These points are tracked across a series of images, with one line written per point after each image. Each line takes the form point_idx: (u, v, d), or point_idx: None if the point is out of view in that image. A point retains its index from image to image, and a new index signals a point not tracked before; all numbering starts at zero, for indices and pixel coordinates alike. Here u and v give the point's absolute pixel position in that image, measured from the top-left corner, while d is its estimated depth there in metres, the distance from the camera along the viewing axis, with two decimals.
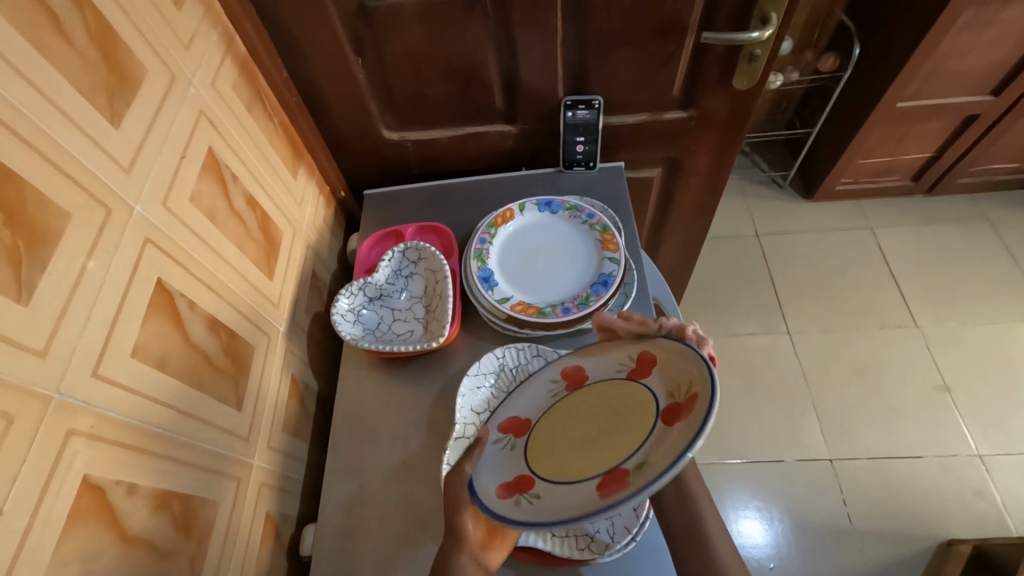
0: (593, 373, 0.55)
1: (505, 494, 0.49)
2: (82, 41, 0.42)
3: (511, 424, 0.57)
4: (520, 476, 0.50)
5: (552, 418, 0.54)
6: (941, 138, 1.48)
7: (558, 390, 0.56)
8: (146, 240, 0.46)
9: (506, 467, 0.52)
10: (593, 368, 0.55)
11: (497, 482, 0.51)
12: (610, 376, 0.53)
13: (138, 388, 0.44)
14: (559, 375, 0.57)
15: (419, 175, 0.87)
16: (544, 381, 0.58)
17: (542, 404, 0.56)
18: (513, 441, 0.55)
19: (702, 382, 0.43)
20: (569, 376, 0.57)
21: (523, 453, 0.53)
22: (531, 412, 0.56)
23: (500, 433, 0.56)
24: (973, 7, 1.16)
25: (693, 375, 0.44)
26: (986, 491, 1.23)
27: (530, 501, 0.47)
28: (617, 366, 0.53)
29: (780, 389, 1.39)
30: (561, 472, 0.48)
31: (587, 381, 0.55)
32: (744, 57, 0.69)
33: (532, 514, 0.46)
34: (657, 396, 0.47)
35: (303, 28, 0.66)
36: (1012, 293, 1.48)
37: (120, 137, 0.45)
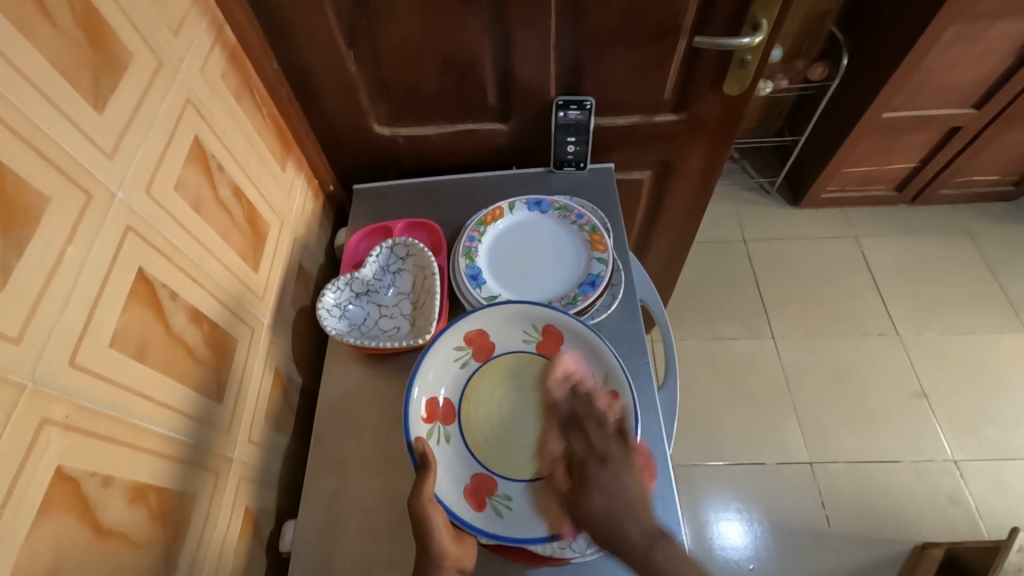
0: (502, 342, 0.64)
1: (477, 501, 0.57)
2: (66, 22, 0.41)
3: (434, 409, 0.61)
4: (478, 478, 0.58)
5: (478, 396, 0.62)
6: (924, 150, 1.51)
7: (466, 359, 0.63)
8: (127, 227, 0.45)
9: (461, 467, 0.59)
10: (498, 337, 0.64)
11: (461, 489, 0.57)
12: (519, 347, 0.63)
13: (117, 377, 0.43)
14: (463, 343, 0.63)
15: (410, 171, 0.87)
16: (447, 350, 0.63)
17: (456, 380, 0.63)
18: (445, 430, 0.60)
19: (616, 380, 0.59)
20: (473, 343, 0.64)
21: (463, 445, 0.60)
22: (448, 392, 0.62)
23: (427, 424, 0.60)
24: (959, 23, 1.18)
25: (605, 370, 0.59)
26: (960, 497, 1.25)
27: (507, 505, 0.57)
28: (523, 337, 0.63)
29: (763, 392, 1.41)
30: (515, 467, 0.59)
31: (493, 352, 0.64)
32: (735, 63, 0.70)
33: (516, 518, 0.56)
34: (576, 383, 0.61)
35: (296, 20, 0.65)
36: (989, 304, 1.51)
37: (103, 121, 0.44)
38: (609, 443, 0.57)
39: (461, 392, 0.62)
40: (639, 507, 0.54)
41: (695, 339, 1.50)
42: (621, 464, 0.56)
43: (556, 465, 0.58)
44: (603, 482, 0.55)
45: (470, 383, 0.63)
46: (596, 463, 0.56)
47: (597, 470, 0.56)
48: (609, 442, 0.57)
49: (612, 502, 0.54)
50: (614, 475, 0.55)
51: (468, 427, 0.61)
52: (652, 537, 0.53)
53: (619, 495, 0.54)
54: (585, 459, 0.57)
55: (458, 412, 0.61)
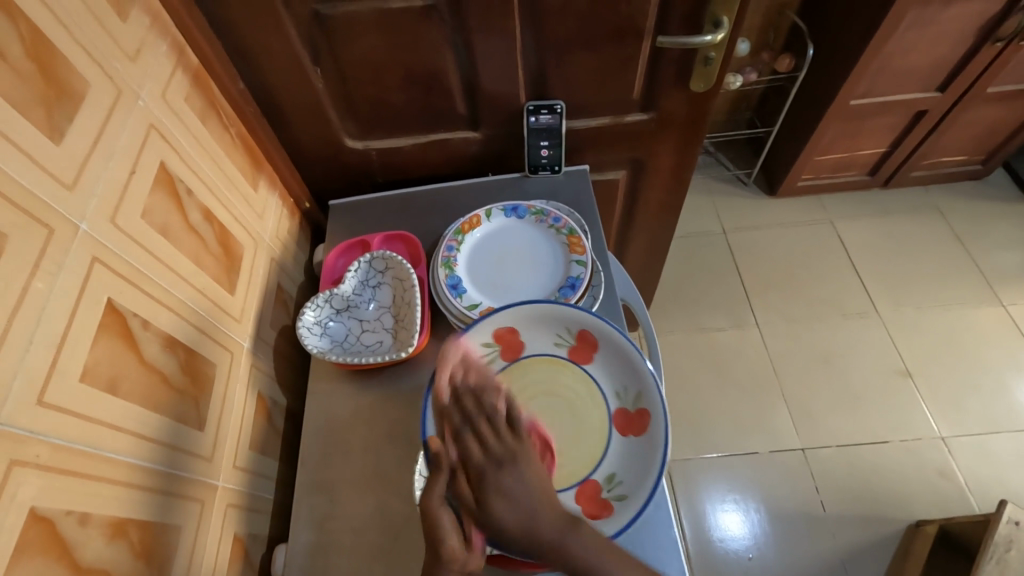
0: (531, 344, 0.63)
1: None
2: (16, 55, 0.41)
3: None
4: None
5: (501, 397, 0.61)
6: (893, 134, 1.54)
7: (494, 357, 0.63)
8: (93, 259, 0.44)
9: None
10: (527, 337, 0.64)
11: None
12: (550, 350, 0.63)
13: (89, 412, 0.42)
14: (491, 340, 0.63)
15: (385, 183, 0.86)
16: (474, 345, 0.63)
17: (481, 377, 0.62)
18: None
19: (650, 400, 0.58)
20: (502, 341, 0.63)
21: None
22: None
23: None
24: (916, 9, 1.21)
25: (639, 387, 0.59)
26: (950, 472, 1.27)
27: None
28: (555, 340, 0.63)
29: (751, 381, 1.42)
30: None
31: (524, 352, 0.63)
32: (698, 61, 0.71)
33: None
34: (606, 396, 0.61)
35: (259, 39, 0.65)
36: (965, 280, 1.54)
37: (61, 152, 0.43)
38: (505, 438, 0.56)
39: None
40: (545, 500, 0.53)
41: (680, 333, 1.51)
42: (521, 459, 0.55)
43: (453, 473, 0.55)
44: (508, 483, 0.53)
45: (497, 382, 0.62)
46: (495, 467, 0.54)
47: (506, 477, 0.53)
48: (505, 437, 0.56)
49: (521, 505, 0.52)
50: (519, 474, 0.54)
51: None
52: (563, 529, 0.52)
53: (524, 500, 0.53)
54: (485, 465, 0.54)
55: None
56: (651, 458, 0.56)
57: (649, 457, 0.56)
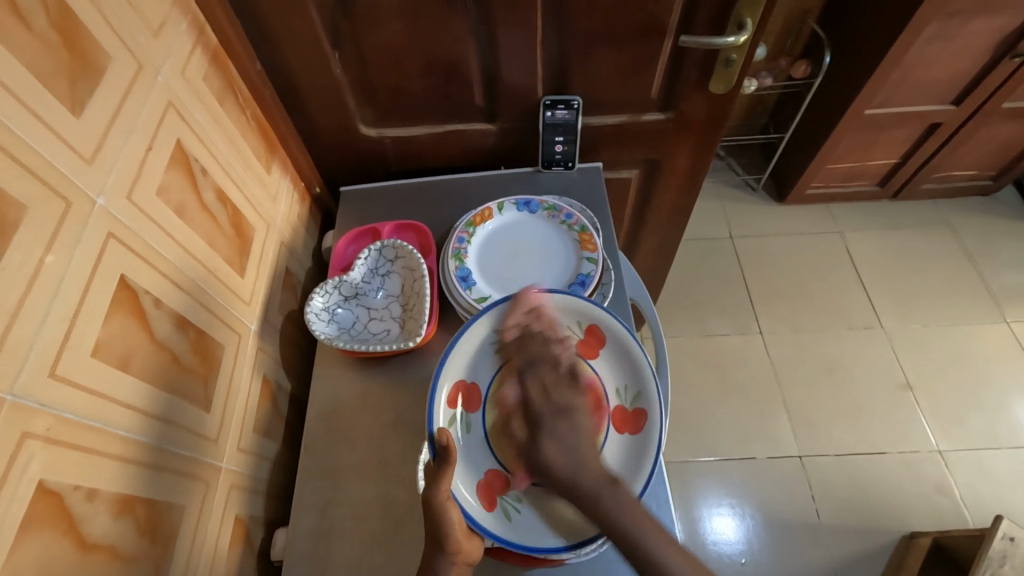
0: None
1: (486, 498, 0.56)
2: (41, 25, 0.41)
3: (459, 390, 0.60)
4: (492, 475, 0.58)
5: (505, 386, 0.60)
6: (905, 145, 1.53)
7: (502, 344, 0.61)
8: (109, 234, 0.44)
9: (472, 463, 0.58)
10: None
11: (473, 484, 0.57)
12: (557, 343, 0.62)
13: (100, 388, 0.42)
14: (502, 327, 0.62)
15: (398, 172, 0.86)
16: (485, 331, 0.61)
17: (488, 364, 0.61)
18: (467, 419, 0.60)
19: (649, 400, 0.58)
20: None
21: (485, 437, 0.59)
22: (478, 375, 0.61)
23: (450, 409, 0.59)
24: (937, 21, 1.20)
25: (639, 387, 0.59)
26: (946, 486, 1.28)
27: (517, 508, 0.56)
28: (564, 333, 0.62)
29: (751, 387, 1.43)
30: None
31: None
32: (720, 62, 0.70)
33: (523, 522, 0.55)
34: (606, 393, 0.60)
35: (279, 20, 0.64)
36: (970, 296, 1.54)
37: (82, 126, 0.43)
38: (563, 386, 0.59)
39: (490, 377, 0.61)
40: (593, 452, 0.55)
41: (684, 337, 1.51)
42: (575, 411, 0.58)
43: (511, 413, 0.59)
44: (561, 431, 0.56)
45: (503, 369, 0.61)
46: (551, 412, 0.57)
47: (560, 424, 0.57)
48: (563, 387, 0.59)
49: (571, 453, 0.55)
50: (573, 422, 0.57)
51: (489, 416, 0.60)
52: (602, 484, 0.53)
53: (571, 445, 0.55)
54: (541, 407, 0.58)
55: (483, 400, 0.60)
56: (643, 457, 0.56)
57: (643, 452, 0.56)
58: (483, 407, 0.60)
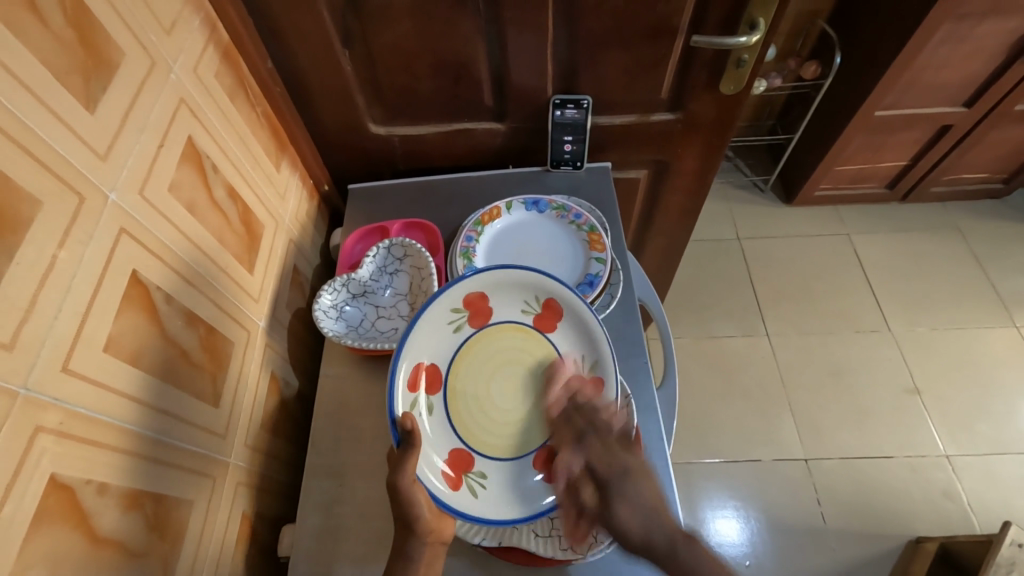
0: (498, 311, 0.61)
1: (451, 478, 0.56)
2: (57, 21, 0.41)
3: (420, 374, 0.59)
4: (456, 454, 0.57)
5: (467, 365, 0.60)
6: (915, 148, 1.52)
7: (461, 323, 0.60)
8: (121, 230, 0.44)
9: (437, 444, 0.57)
10: (497, 303, 0.61)
11: (437, 465, 0.56)
12: (516, 318, 0.61)
13: (111, 384, 0.43)
14: (461, 305, 0.60)
15: (406, 171, 0.86)
16: (443, 310, 0.59)
17: (449, 344, 0.60)
18: (429, 401, 0.59)
19: (604, 368, 0.58)
20: (472, 307, 0.61)
21: (447, 419, 0.58)
22: (438, 357, 0.60)
23: (411, 394, 0.58)
24: (950, 22, 1.19)
25: (596, 356, 0.59)
26: (953, 491, 1.27)
27: (482, 485, 0.56)
28: (523, 308, 0.61)
29: (757, 389, 1.42)
30: (493, 445, 0.58)
31: (490, 320, 0.61)
32: (731, 62, 0.70)
33: (490, 497, 0.56)
34: (564, 363, 0.60)
35: (290, 18, 0.64)
36: (980, 301, 1.53)
37: (96, 122, 0.43)
38: (620, 450, 0.57)
39: (450, 357, 0.60)
40: (662, 517, 0.54)
41: (689, 338, 1.51)
42: (639, 471, 0.56)
43: (577, 480, 0.56)
44: (627, 496, 0.54)
45: (463, 348, 0.60)
46: (616, 476, 0.55)
47: (622, 492, 0.55)
48: (620, 450, 0.56)
49: (645, 519, 0.54)
50: (637, 485, 0.55)
51: (451, 398, 0.59)
52: (677, 541, 0.53)
53: (648, 514, 0.54)
54: (607, 484, 0.55)
55: (443, 381, 0.59)
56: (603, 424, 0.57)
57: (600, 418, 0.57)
58: (444, 389, 0.59)
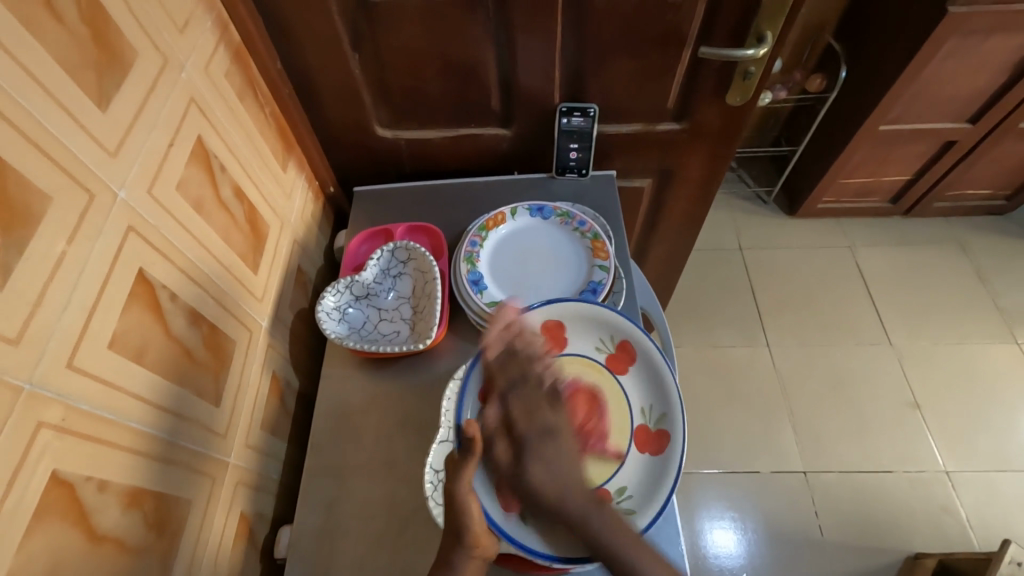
0: (574, 342, 0.63)
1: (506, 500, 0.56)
2: (72, 19, 0.41)
3: (491, 389, 0.60)
4: None
5: None
6: (919, 162, 1.52)
7: None
8: (129, 227, 0.44)
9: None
10: (574, 336, 0.63)
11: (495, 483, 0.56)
12: (588, 353, 0.63)
13: (114, 380, 0.43)
14: (539, 330, 0.63)
15: (411, 174, 0.86)
16: None
17: None
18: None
19: (672, 423, 0.59)
20: (548, 333, 0.63)
21: None
22: None
23: (481, 404, 0.60)
24: (956, 39, 1.20)
25: (665, 409, 0.59)
26: (951, 507, 1.26)
27: None
28: (596, 345, 0.63)
29: (756, 399, 1.42)
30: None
31: (565, 350, 0.63)
32: (738, 74, 0.71)
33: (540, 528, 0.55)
34: (631, 411, 0.60)
35: (301, 20, 0.65)
36: (981, 316, 1.53)
37: (107, 119, 0.43)
38: (547, 408, 0.55)
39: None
40: (574, 475, 0.52)
41: (690, 347, 1.50)
42: (562, 431, 0.54)
43: (496, 433, 0.55)
44: (544, 454, 0.53)
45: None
46: (537, 433, 0.53)
47: (538, 445, 0.53)
48: (549, 408, 0.55)
49: (557, 480, 0.52)
50: (561, 445, 0.53)
51: None
52: (591, 505, 0.51)
53: (558, 469, 0.52)
54: (525, 436, 0.54)
55: None
56: (662, 479, 0.56)
57: (663, 474, 0.56)
58: None
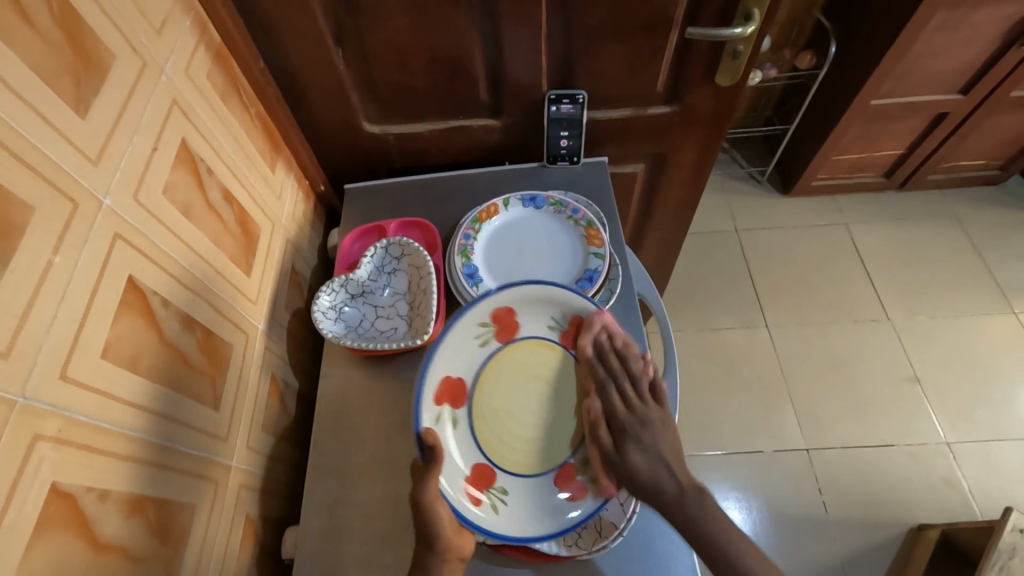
0: (525, 326, 0.62)
1: (473, 494, 0.57)
2: (45, 24, 0.40)
3: (445, 388, 0.59)
4: (479, 468, 0.58)
5: (491, 378, 0.61)
6: (912, 136, 1.52)
7: (487, 337, 0.62)
8: (116, 235, 0.44)
9: (460, 457, 0.58)
10: (524, 318, 0.63)
11: (460, 481, 0.57)
12: (542, 334, 0.62)
13: (110, 390, 0.42)
14: (488, 320, 0.62)
15: (402, 169, 0.86)
16: (471, 325, 0.61)
17: (474, 357, 0.61)
18: (454, 414, 0.59)
19: (633, 386, 0.59)
20: (499, 321, 0.62)
21: (470, 432, 0.59)
22: (462, 370, 0.61)
23: (437, 407, 0.58)
24: (945, 10, 1.19)
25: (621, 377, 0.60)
26: (953, 478, 1.27)
27: (503, 501, 0.57)
28: (549, 325, 0.62)
29: (757, 380, 1.42)
30: (516, 460, 0.58)
31: (517, 335, 0.62)
32: (727, 54, 0.70)
33: (511, 514, 0.56)
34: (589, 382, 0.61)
35: (281, 17, 0.64)
36: (978, 288, 1.53)
37: (87, 126, 0.42)
38: (647, 402, 0.58)
39: (476, 372, 0.61)
40: (678, 468, 0.55)
41: (689, 331, 1.51)
42: (661, 423, 0.58)
43: (597, 422, 0.58)
44: (642, 449, 0.56)
45: (487, 363, 0.61)
46: (636, 424, 0.57)
47: (641, 432, 0.57)
48: (645, 403, 0.58)
49: (657, 462, 0.55)
50: (660, 436, 0.57)
51: (475, 412, 0.60)
52: (687, 491, 0.53)
53: (659, 460, 0.55)
54: (626, 421, 0.57)
55: (469, 396, 0.60)
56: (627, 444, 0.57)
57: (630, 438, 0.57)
58: (468, 402, 0.60)
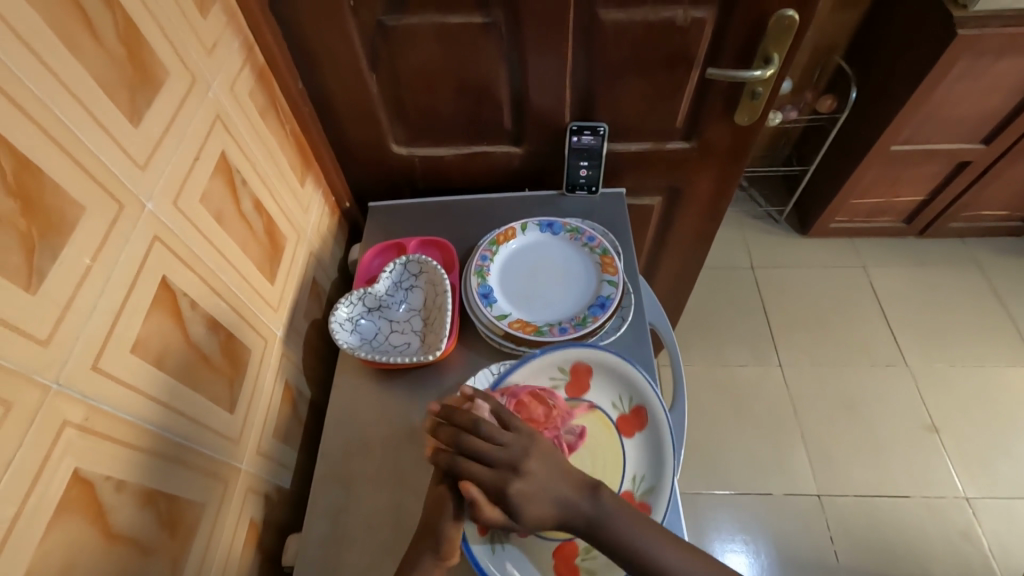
0: (594, 392, 0.64)
1: (482, 522, 0.56)
2: (110, 41, 0.44)
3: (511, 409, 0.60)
4: None
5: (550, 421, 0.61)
6: (933, 182, 1.52)
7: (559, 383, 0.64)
8: (154, 236, 0.46)
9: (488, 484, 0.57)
10: (598, 385, 0.64)
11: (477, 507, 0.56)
12: (604, 408, 0.63)
13: (136, 383, 0.44)
14: (567, 368, 0.65)
15: (425, 190, 0.88)
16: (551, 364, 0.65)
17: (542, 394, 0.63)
18: None
19: (660, 496, 0.57)
20: (574, 375, 0.64)
21: None
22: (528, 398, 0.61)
23: None
24: (967, 60, 1.20)
25: (656, 481, 0.58)
26: (973, 536, 1.22)
27: (503, 544, 0.56)
28: (612, 402, 0.63)
29: (769, 420, 1.40)
30: None
31: (586, 395, 0.64)
32: (745, 94, 0.72)
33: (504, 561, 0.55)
34: (624, 473, 0.59)
35: (323, 42, 0.68)
36: (1001, 338, 1.49)
37: (137, 134, 0.46)
38: (502, 437, 0.51)
39: None
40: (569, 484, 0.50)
41: (701, 366, 1.49)
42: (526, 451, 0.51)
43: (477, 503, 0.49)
44: (527, 488, 0.49)
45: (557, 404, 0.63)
46: (508, 476, 0.49)
47: (517, 481, 0.49)
48: (502, 440, 0.51)
49: (552, 495, 0.50)
50: (532, 470, 0.50)
51: None
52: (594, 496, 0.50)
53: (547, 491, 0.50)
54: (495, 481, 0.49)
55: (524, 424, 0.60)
56: None
57: None
58: None
